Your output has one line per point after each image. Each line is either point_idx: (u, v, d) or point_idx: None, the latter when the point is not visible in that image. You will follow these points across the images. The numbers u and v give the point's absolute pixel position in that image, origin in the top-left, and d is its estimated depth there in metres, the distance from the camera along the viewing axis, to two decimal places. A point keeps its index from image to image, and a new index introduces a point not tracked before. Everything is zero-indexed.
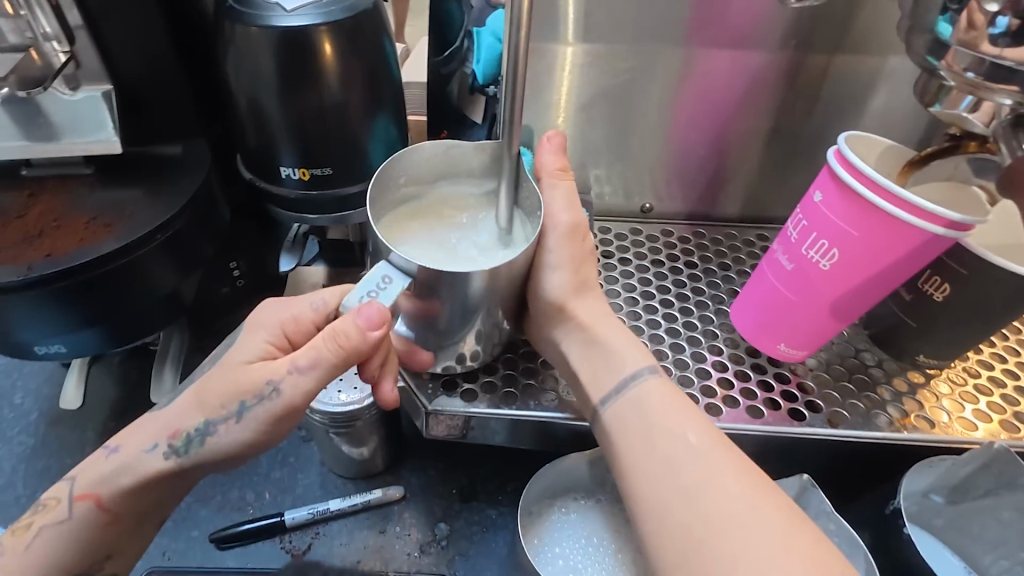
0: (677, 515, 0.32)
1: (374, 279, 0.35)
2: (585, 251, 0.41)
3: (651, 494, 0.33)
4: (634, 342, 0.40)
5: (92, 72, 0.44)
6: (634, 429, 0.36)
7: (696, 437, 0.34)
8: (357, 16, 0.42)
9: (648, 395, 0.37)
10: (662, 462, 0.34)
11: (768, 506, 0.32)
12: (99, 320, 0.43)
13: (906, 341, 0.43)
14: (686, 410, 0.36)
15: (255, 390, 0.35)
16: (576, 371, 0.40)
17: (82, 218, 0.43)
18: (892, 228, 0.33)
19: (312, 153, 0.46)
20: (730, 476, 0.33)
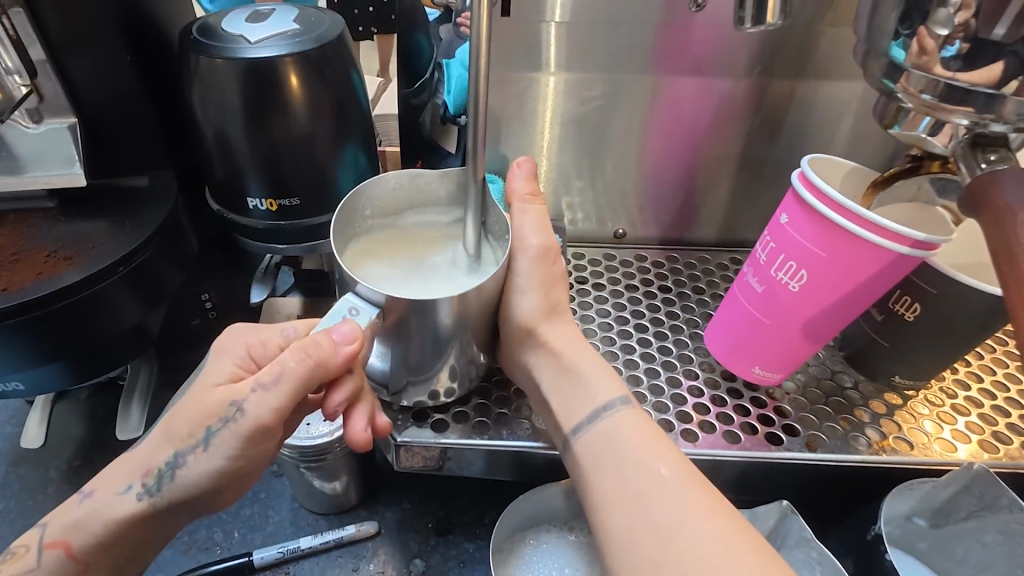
0: (645, 551, 0.31)
1: (341, 311, 0.34)
2: (554, 275, 0.41)
3: (619, 528, 0.32)
4: (607, 373, 0.39)
5: (56, 105, 0.43)
6: (605, 461, 0.35)
7: (667, 470, 0.33)
8: (323, 47, 0.42)
9: (620, 426, 0.36)
10: (632, 496, 0.33)
11: (738, 544, 0.30)
12: (59, 356, 0.42)
13: (879, 361, 0.43)
14: (658, 442, 0.35)
15: (220, 413, 0.33)
16: (549, 401, 0.39)
17: (41, 252, 0.42)
18: (860, 248, 0.33)
19: (279, 183, 0.45)
20: (701, 512, 0.32)
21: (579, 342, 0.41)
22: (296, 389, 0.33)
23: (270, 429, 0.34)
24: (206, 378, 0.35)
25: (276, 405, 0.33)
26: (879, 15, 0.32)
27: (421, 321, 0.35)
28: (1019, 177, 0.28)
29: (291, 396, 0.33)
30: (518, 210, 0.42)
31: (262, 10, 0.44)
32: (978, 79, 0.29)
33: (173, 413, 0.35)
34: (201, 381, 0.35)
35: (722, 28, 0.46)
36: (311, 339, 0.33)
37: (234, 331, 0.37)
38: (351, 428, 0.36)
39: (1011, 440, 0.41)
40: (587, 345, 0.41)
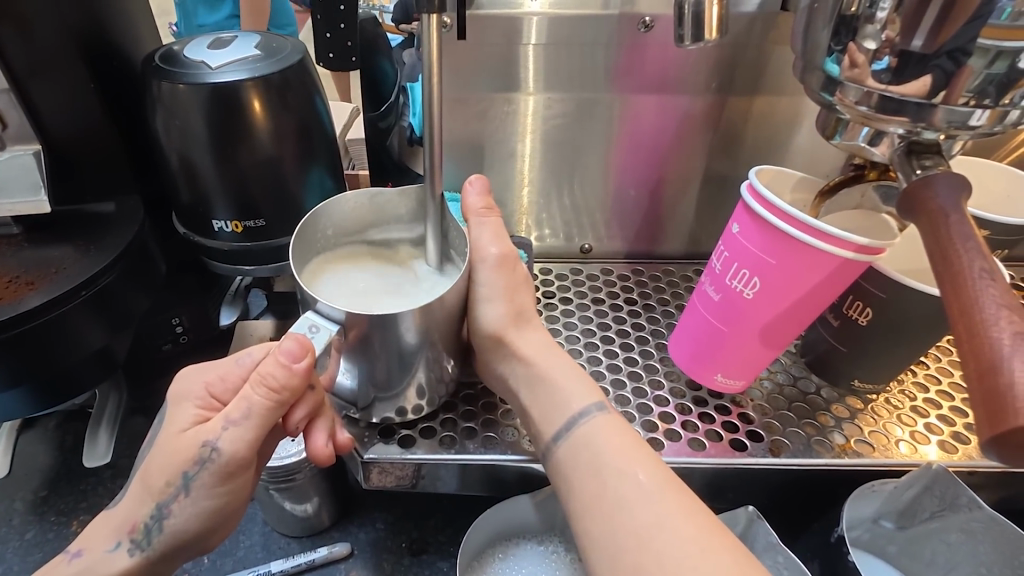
0: (623, 553, 0.31)
1: (301, 328, 0.34)
2: (517, 282, 0.42)
3: (601, 533, 0.33)
4: (581, 378, 0.39)
5: (22, 132, 0.43)
6: (585, 467, 0.35)
7: (645, 475, 0.34)
8: (286, 73, 0.43)
9: (598, 431, 0.36)
10: (611, 502, 0.33)
11: (716, 546, 0.31)
12: (19, 381, 0.42)
13: (838, 366, 0.43)
14: (635, 446, 0.35)
15: (195, 456, 0.33)
16: (528, 410, 0.39)
17: (4, 277, 0.42)
18: (807, 255, 0.34)
19: (245, 206, 0.46)
20: (677, 514, 0.32)
21: (553, 349, 0.41)
22: (268, 417, 0.33)
23: (247, 461, 0.34)
24: (173, 425, 0.34)
25: (251, 435, 0.33)
26: (814, 31, 0.33)
27: (382, 337, 0.35)
28: (951, 180, 0.29)
29: (265, 425, 0.33)
30: (472, 223, 0.43)
31: (224, 37, 0.45)
32: (910, 91, 0.30)
33: (149, 463, 0.34)
34: (167, 429, 0.35)
35: (674, 49, 0.48)
36: (265, 372, 0.32)
37: (191, 371, 0.36)
38: (313, 445, 0.37)
39: (969, 440, 0.41)
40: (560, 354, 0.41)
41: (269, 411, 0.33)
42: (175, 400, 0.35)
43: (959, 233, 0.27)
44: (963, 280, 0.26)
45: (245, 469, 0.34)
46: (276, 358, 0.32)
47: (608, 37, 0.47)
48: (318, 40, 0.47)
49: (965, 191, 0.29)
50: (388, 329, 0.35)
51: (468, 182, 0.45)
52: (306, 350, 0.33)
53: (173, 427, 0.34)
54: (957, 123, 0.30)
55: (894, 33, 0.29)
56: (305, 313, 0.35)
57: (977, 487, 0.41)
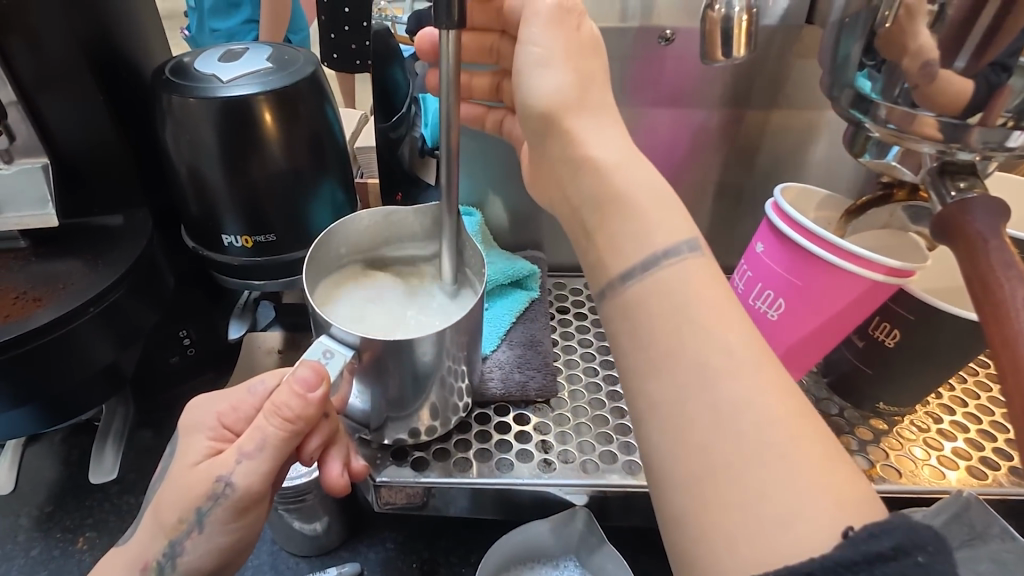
0: (685, 458, 0.22)
1: (315, 353, 0.33)
2: (580, 47, 0.32)
3: (661, 397, 0.23)
4: (677, 213, 0.27)
5: (28, 144, 0.43)
6: (658, 311, 0.25)
7: (740, 339, 0.23)
8: (298, 85, 0.42)
9: (687, 278, 0.25)
10: (687, 363, 0.23)
11: (807, 437, 0.21)
12: (26, 400, 0.41)
13: (862, 388, 0.42)
14: (739, 316, 0.24)
15: (207, 492, 0.32)
16: (595, 234, 0.29)
17: (11, 293, 0.41)
18: (835, 278, 0.33)
19: (256, 220, 0.45)
20: (770, 398, 0.22)
21: (636, 157, 0.29)
22: (282, 448, 0.32)
23: (262, 495, 0.33)
24: (185, 458, 0.33)
25: (266, 467, 0.32)
26: (844, 47, 0.32)
27: (397, 360, 0.34)
28: (990, 205, 0.28)
29: (280, 455, 0.32)
30: None
31: (236, 49, 0.44)
32: (944, 110, 0.29)
33: (161, 497, 0.34)
34: (178, 464, 0.34)
35: (694, 62, 0.47)
36: (279, 402, 0.31)
37: (201, 401, 0.35)
38: (327, 476, 0.36)
39: (998, 465, 0.40)
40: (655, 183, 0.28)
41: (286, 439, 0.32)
42: (186, 429, 0.35)
43: (1000, 260, 0.26)
44: (1006, 310, 0.25)
45: (259, 502, 0.33)
46: (290, 386, 0.31)
47: (626, 49, 0.46)
48: (321, 40, 0.49)
49: (1003, 216, 0.28)
50: (405, 353, 0.34)
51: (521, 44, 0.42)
52: (321, 379, 0.32)
53: (185, 460, 0.33)
54: (993, 144, 0.29)
55: (932, 52, 0.28)
56: (320, 337, 0.34)
57: (1008, 515, 0.40)
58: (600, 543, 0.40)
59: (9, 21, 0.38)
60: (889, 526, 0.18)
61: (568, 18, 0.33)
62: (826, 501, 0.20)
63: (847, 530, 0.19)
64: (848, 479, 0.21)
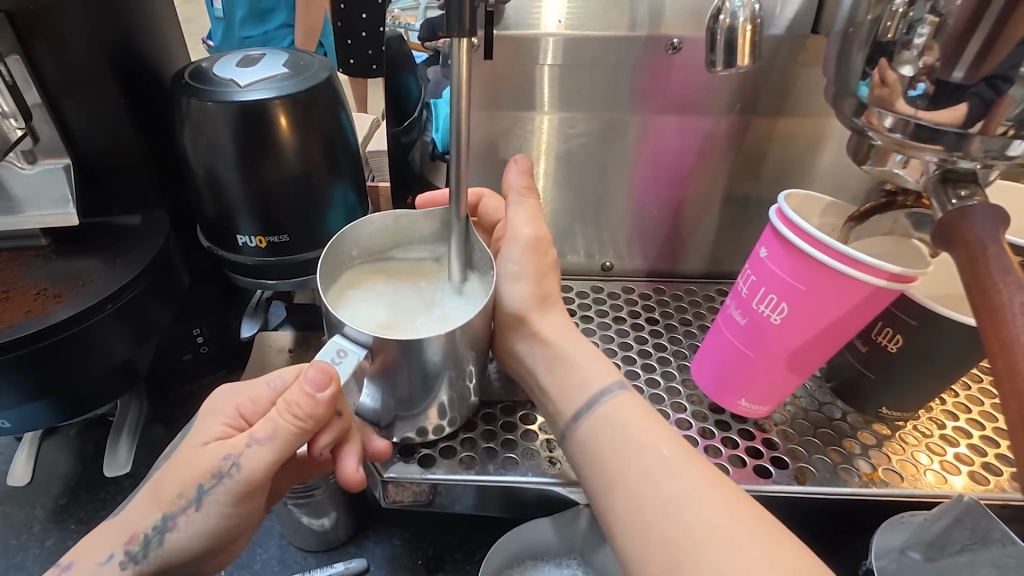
0: (654, 554, 0.30)
1: (329, 352, 0.34)
2: (546, 267, 0.41)
3: (625, 504, 0.32)
4: (602, 361, 0.39)
5: (52, 145, 0.44)
6: (606, 445, 0.34)
7: (669, 450, 0.33)
8: (312, 90, 0.43)
9: (620, 412, 0.35)
10: (633, 474, 0.33)
11: (744, 517, 0.30)
12: (44, 394, 0.42)
13: (865, 393, 0.42)
14: (658, 426, 0.35)
15: (214, 470, 0.33)
16: (549, 392, 0.39)
17: (33, 289, 0.42)
18: (838, 284, 0.34)
19: (270, 221, 0.46)
20: (702, 488, 0.31)
21: (574, 334, 0.40)
22: (292, 443, 0.33)
23: (264, 482, 0.34)
24: (197, 437, 0.35)
25: (271, 459, 0.33)
26: (847, 57, 0.33)
27: (407, 359, 0.35)
28: (990, 212, 0.29)
29: (288, 449, 0.33)
30: (511, 203, 0.42)
31: (253, 55, 0.45)
32: (943, 119, 0.29)
33: (166, 473, 0.35)
34: (190, 441, 0.35)
35: (700, 70, 0.47)
36: (291, 399, 0.32)
37: (221, 390, 0.37)
38: (343, 474, 0.36)
39: (1001, 471, 0.40)
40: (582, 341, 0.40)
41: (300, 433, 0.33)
42: (204, 411, 0.36)
43: (998, 266, 0.27)
44: (1002, 315, 0.26)
45: (260, 491, 0.34)
46: (301, 387, 0.32)
47: (634, 58, 0.47)
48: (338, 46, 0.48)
49: (1003, 224, 0.28)
50: (415, 355, 0.35)
51: (512, 158, 0.44)
52: (331, 379, 0.32)
53: (195, 439, 0.35)
54: (993, 153, 0.30)
55: (933, 60, 0.28)
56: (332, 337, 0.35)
57: (1010, 522, 0.40)
58: (602, 542, 0.41)
59: (35, 26, 0.40)
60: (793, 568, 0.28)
61: (540, 246, 0.41)
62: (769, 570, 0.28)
63: None
64: (781, 547, 0.29)
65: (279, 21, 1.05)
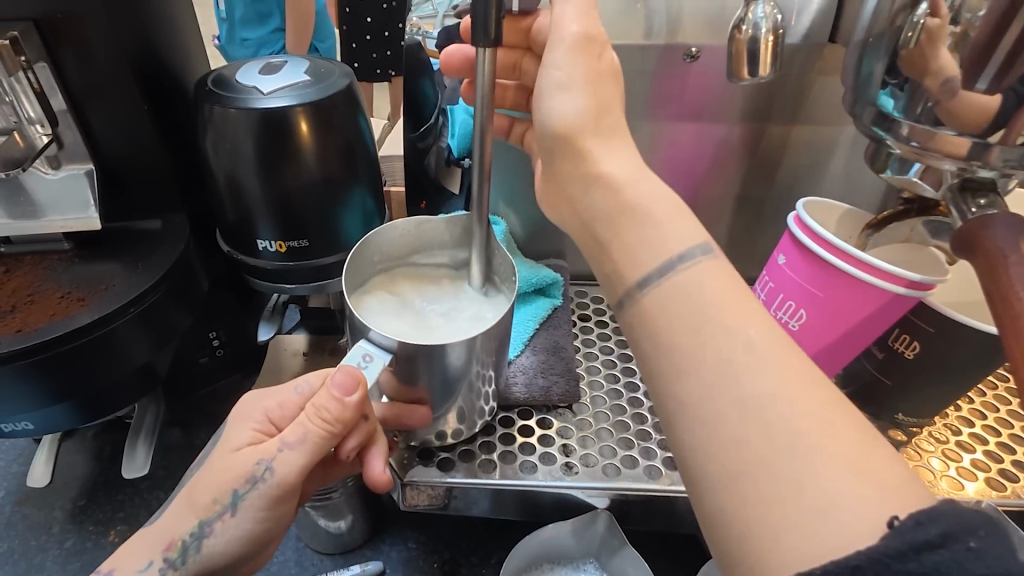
0: (719, 453, 0.22)
1: (354, 358, 0.34)
2: (602, 77, 0.31)
3: (689, 394, 0.23)
4: (683, 214, 0.27)
5: (75, 151, 0.45)
6: (672, 315, 0.24)
7: (759, 334, 0.23)
8: (332, 97, 0.44)
9: (698, 277, 0.25)
10: (707, 354, 0.23)
11: (846, 426, 0.21)
12: (68, 396, 0.42)
13: (881, 399, 0.43)
14: (749, 301, 0.24)
15: (247, 475, 0.33)
16: (606, 249, 0.28)
17: (56, 292, 0.43)
18: (857, 290, 0.34)
19: (290, 227, 0.47)
20: (798, 384, 0.22)
21: (648, 172, 0.28)
22: (322, 445, 0.34)
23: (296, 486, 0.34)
24: (227, 443, 0.35)
25: (303, 462, 0.34)
26: (866, 68, 0.33)
27: (428, 364, 0.35)
28: (1011, 221, 0.29)
29: (318, 451, 0.34)
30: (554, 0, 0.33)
31: (274, 62, 0.46)
32: (963, 129, 0.30)
33: (198, 479, 0.35)
34: (221, 448, 0.35)
35: (714, 78, 0.48)
36: (320, 403, 0.33)
37: (249, 398, 0.37)
38: (372, 475, 0.37)
39: (1018, 478, 0.40)
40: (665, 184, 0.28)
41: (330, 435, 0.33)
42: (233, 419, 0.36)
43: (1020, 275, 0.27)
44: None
45: (291, 495, 0.34)
46: (329, 391, 0.32)
47: (650, 66, 0.47)
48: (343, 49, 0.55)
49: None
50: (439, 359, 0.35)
51: None
52: (357, 383, 0.33)
53: (226, 446, 0.35)
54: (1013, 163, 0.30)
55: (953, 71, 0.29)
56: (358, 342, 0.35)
57: None
58: (618, 547, 0.41)
59: (63, 34, 0.40)
60: (935, 514, 0.18)
61: (591, 46, 0.32)
62: (881, 491, 0.19)
63: (895, 517, 0.19)
64: (899, 477, 0.20)
65: (270, 28, 1.06)
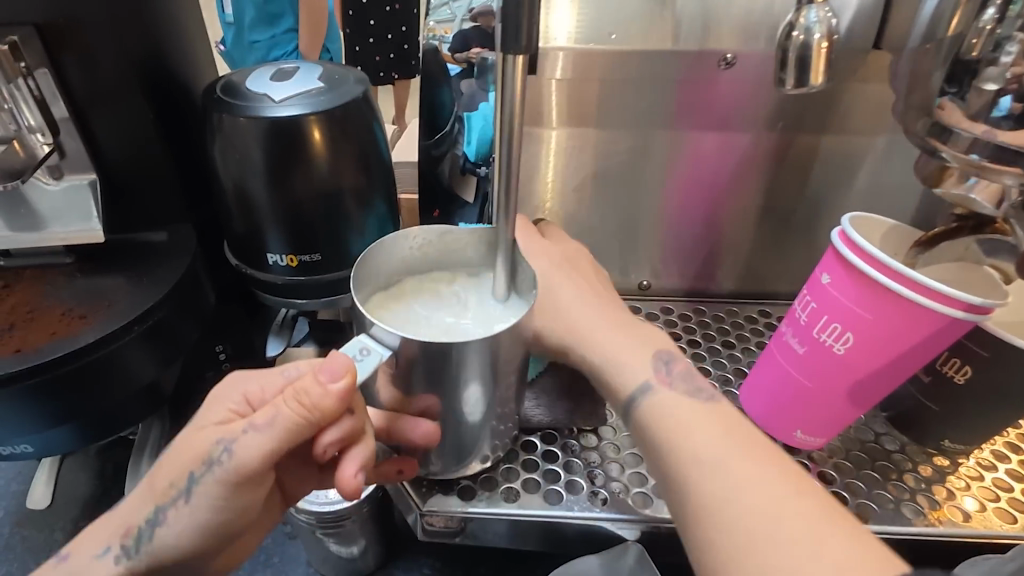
0: (741, 542, 0.27)
1: (352, 349, 0.31)
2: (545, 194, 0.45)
3: (710, 507, 0.29)
4: (705, 419, 0.32)
5: (78, 163, 0.43)
6: (664, 440, 0.32)
7: (738, 443, 0.30)
8: (349, 104, 0.42)
9: (662, 405, 0.33)
10: (701, 466, 0.30)
11: (828, 519, 0.27)
12: (71, 418, 0.41)
13: (926, 424, 0.40)
14: (710, 417, 0.32)
15: (205, 457, 0.31)
16: (666, 468, 0.31)
17: (58, 309, 0.41)
18: (909, 313, 0.32)
19: (302, 240, 0.45)
20: (773, 478, 0.29)
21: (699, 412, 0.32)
22: (294, 433, 0.31)
23: (259, 474, 0.32)
24: (200, 422, 0.33)
25: (270, 447, 0.31)
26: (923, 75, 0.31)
27: (452, 389, 0.33)
28: None
29: (288, 440, 0.31)
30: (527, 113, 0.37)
31: (287, 68, 0.44)
32: None
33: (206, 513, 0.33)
34: (192, 427, 0.33)
35: (746, 85, 0.46)
36: (302, 387, 0.30)
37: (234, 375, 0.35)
38: (342, 477, 0.33)
39: None
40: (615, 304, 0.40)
41: (306, 424, 0.30)
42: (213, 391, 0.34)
43: None
44: None
45: (256, 478, 0.32)
46: (316, 376, 0.29)
47: (679, 72, 0.45)
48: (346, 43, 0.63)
49: None
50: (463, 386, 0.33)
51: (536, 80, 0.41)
52: (348, 372, 0.30)
53: (197, 422, 0.33)
54: None
55: None
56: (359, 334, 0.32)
57: None
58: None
59: (66, 39, 0.38)
60: None
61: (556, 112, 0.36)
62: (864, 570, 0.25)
63: None
64: None
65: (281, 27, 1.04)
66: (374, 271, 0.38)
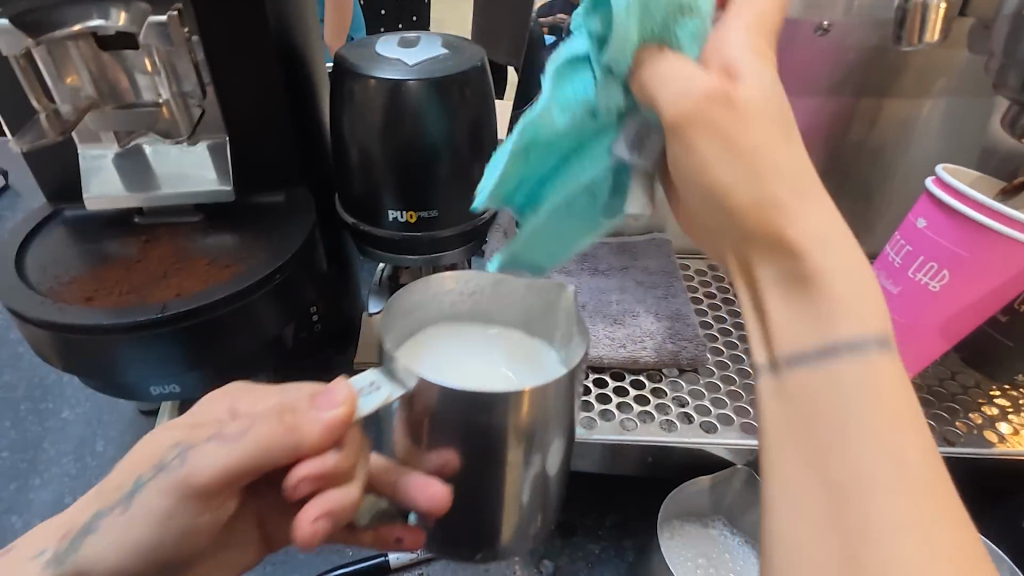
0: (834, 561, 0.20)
1: (363, 378, 0.31)
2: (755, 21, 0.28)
3: (797, 489, 0.21)
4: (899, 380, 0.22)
5: (213, 123, 0.47)
6: (803, 410, 0.22)
7: (908, 441, 0.21)
8: (468, 70, 0.45)
9: (868, 376, 0.21)
10: (834, 456, 0.21)
11: (939, 529, 0.20)
12: (214, 363, 0.44)
13: (1002, 361, 0.44)
14: (907, 414, 0.21)
15: (158, 461, 0.34)
16: (788, 442, 0.22)
17: (203, 259, 0.45)
18: (1007, 249, 0.35)
19: (420, 198, 0.47)
20: (899, 481, 0.20)
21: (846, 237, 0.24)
22: (253, 452, 0.33)
23: (215, 485, 0.34)
24: (239, 390, 0.36)
25: (230, 461, 0.33)
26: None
27: None
28: None
29: (249, 458, 0.33)
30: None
31: (409, 38, 0.47)
32: None
33: None
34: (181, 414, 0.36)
35: None
36: (314, 412, 0.31)
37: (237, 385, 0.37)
38: (301, 516, 0.33)
39: None
40: (820, 181, 0.25)
41: (268, 449, 0.33)
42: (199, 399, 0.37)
43: None
44: None
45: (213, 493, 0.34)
46: (319, 403, 0.31)
47: None
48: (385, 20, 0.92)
49: None
50: (534, 442, 0.31)
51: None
52: (352, 404, 0.30)
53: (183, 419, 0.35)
54: None
55: None
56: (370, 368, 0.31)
57: None
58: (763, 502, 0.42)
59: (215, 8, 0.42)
60: None
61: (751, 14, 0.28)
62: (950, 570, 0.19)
63: None
64: None
65: None
66: (408, 312, 0.36)
